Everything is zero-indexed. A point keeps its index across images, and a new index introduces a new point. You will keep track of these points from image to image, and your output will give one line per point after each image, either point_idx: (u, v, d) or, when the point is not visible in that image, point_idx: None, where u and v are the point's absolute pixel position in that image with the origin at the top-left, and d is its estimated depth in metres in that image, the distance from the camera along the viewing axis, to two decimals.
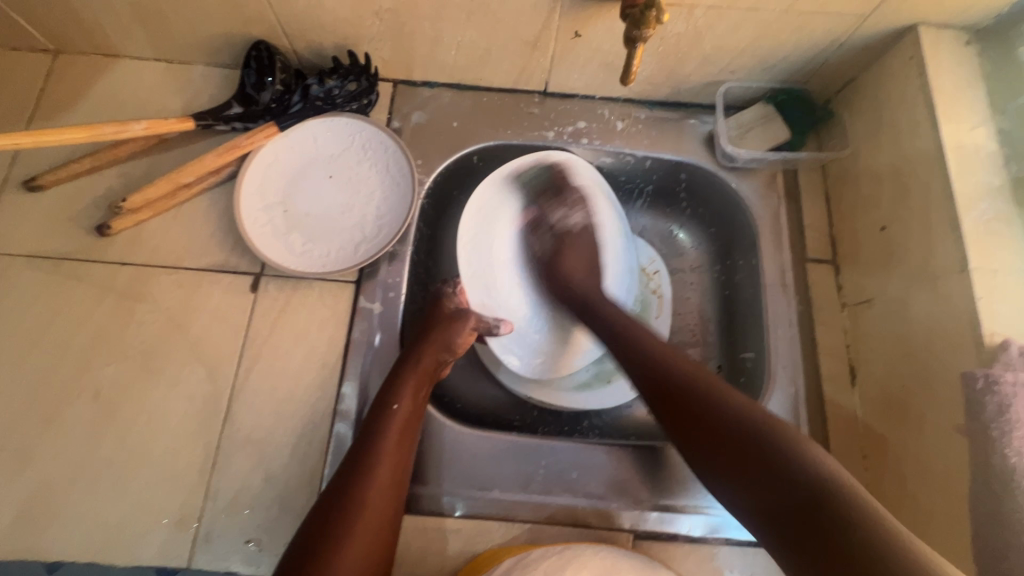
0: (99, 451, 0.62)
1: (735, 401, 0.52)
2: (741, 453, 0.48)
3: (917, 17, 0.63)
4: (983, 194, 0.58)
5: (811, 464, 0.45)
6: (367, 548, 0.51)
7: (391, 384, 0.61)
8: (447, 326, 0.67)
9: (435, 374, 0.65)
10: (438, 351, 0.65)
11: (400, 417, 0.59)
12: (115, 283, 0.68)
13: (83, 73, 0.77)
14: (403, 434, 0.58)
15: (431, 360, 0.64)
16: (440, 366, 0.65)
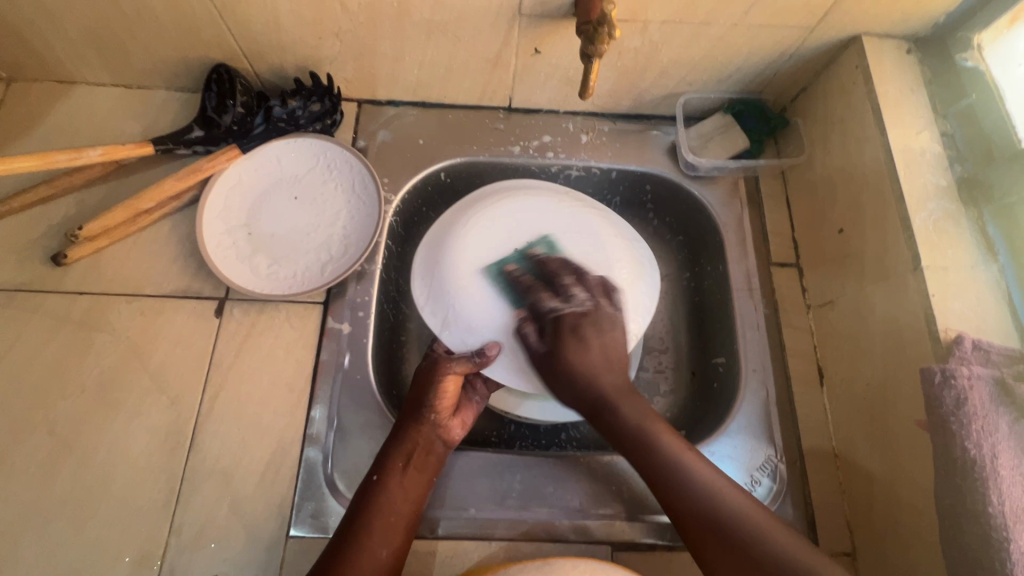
0: (54, 489, 0.59)
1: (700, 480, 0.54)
2: None
3: (860, 28, 0.65)
4: (931, 195, 0.60)
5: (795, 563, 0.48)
6: None
7: (378, 461, 0.59)
8: (430, 391, 0.63)
9: (428, 443, 0.61)
10: (425, 429, 0.61)
11: (388, 498, 0.57)
12: (72, 313, 0.66)
13: (39, 101, 0.75)
14: (391, 514, 0.56)
15: (417, 431, 0.61)
16: (433, 433, 0.62)
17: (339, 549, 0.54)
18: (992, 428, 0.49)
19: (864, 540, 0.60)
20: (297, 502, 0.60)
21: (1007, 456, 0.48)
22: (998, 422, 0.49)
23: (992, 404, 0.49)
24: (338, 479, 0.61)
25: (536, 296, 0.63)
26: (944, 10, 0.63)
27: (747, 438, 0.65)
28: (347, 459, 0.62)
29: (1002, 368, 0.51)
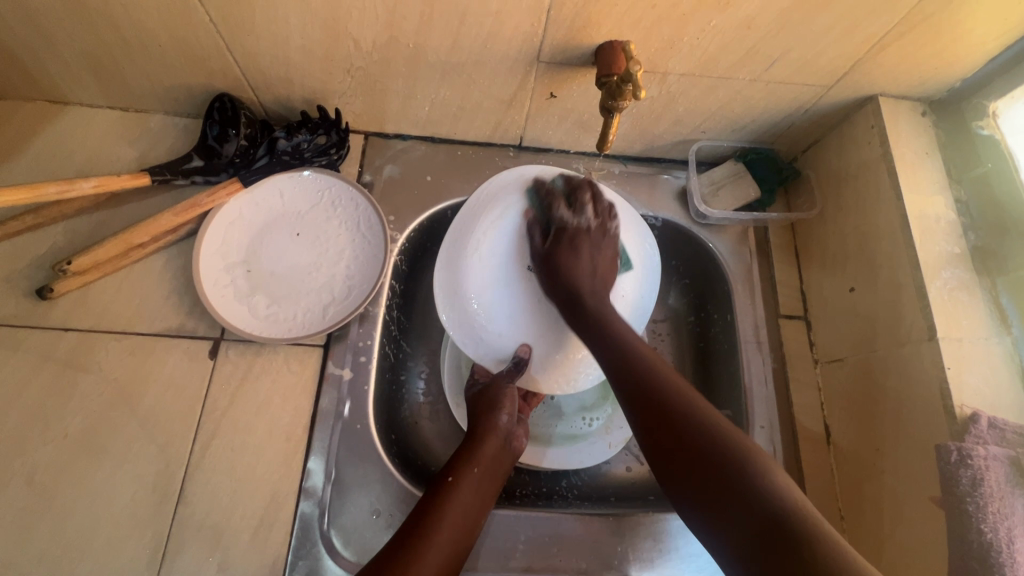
0: (31, 544, 0.56)
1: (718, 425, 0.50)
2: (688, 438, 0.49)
3: (877, 88, 0.65)
4: (945, 262, 0.59)
5: (777, 494, 0.44)
6: None
7: (452, 461, 0.61)
8: (499, 398, 0.65)
9: (503, 449, 0.63)
10: (499, 435, 0.63)
11: (458, 491, 0.58)
12: (56, 351, 0.62)
13: (29, 121, 0.72)
14: (463, 508, 0.57)
15: (492, 434, 0.63)
16: (506, 439, 0.64)
17: (393, 545, 0.53)
18: (1008, 510, 0.49)
19: None
20: (291, 561, 0.57)
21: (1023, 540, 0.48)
22: (1014, 504, 0.49)
23: (1008, 486, 0.49)
24: (334, 536, 0.59)
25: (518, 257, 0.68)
26: (962, 75, 0.63)
27: None
28: (345, 515, 0.60)
29: (1018, 448, 0.50)
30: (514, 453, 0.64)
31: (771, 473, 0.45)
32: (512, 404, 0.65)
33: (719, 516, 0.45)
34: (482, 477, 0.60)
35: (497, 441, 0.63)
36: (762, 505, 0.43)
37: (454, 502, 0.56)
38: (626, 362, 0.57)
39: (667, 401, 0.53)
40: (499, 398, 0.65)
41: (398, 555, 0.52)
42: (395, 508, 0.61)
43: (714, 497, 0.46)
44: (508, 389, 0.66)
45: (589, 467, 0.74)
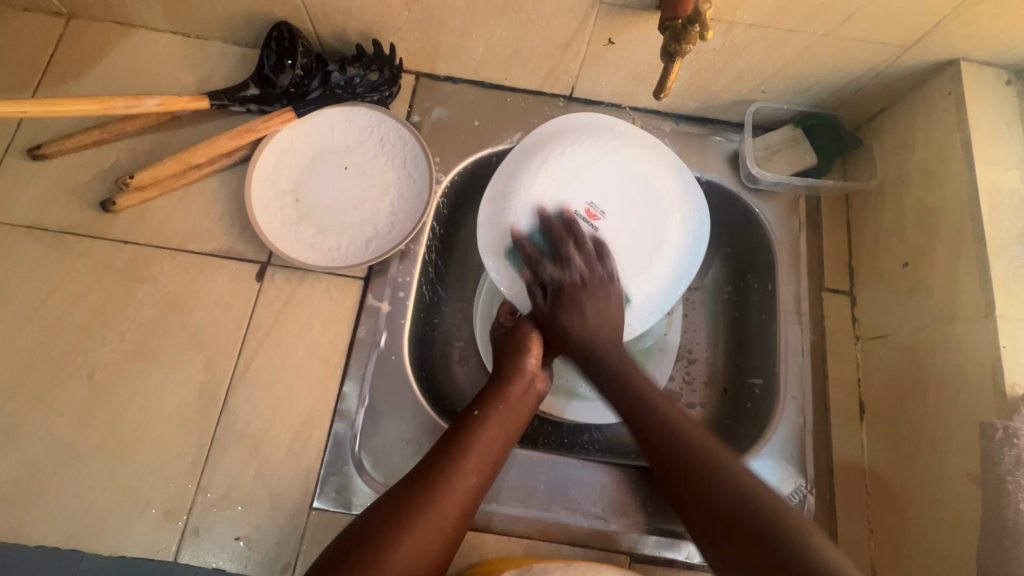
0: (89, 435, 0.60)
1: (737, 475, 0.51)
2: (724, 524, 0.50)
3: (960, 52, 0.61)
4: (1013, 239, 0.57)
5: (817, 556, 0.45)
6: (424, 541, 0.51)
7: (477, 398, 0.62)
8: (525, 343, 0.65)
9: (528, 393, 0.63)
10: (525, 378, 0.63)
11: (481, 427, 0.58)
12: (116, 261, 0.66)
13: (97, 41, 0.74)
14: (484, 445, 0.57)
15: (521, 378, 0.63)
16: (533, 384, 0.64)
17: (418, 473, 0.55)
18: None
19: None
20: (323, 476, 0.60)
21: None
22: None
23: None
24: (364, 457, 0.61)
25: (538, 264, 0.68)
26: None
27: (778, 462, 0.64)
28: (375, 439, 0.62)
29: None
30: (539, 396, 0.65)
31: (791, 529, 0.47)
32: (540, 348, 0.66)
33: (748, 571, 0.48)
34: (506, 416, 0.60)
35: (524, 383, 0.63)
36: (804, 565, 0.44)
37: (477, 437, 0.57)
38: (632, 392, 0.59)
39: (680, 449, 0.54)
40: (527, 341, 0.66)
41: (425, 481, 0.54)
42: (423, 437, 0.63)
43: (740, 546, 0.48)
44: (535, 334, 0.66)
45: (611, 423, 0.75)
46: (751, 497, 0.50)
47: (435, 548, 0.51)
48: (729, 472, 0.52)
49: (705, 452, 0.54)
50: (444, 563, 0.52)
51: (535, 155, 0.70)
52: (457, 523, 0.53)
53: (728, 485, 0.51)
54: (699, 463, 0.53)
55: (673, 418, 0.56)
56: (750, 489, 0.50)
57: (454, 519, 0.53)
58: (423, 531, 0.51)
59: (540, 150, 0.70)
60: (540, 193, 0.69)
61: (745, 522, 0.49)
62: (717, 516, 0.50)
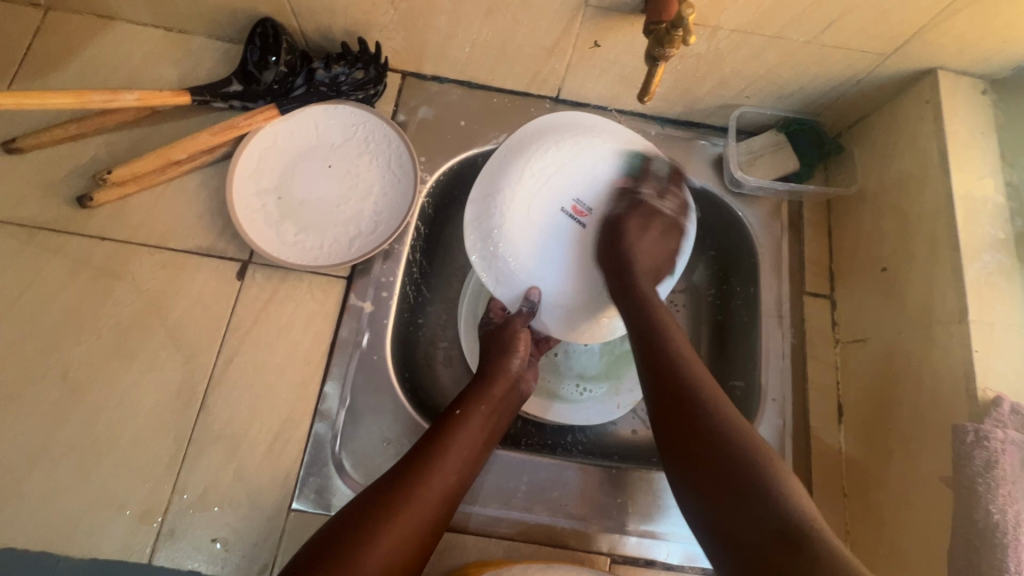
0: (62, 435, 0.59)
1: (747, 435, 0.48)
2: (713, 473, 0.47)
3: (938, 61, 0.63)
4: (986, 245, 0.58)
5: (787, 501, 0.43)
6: (400, 538, 0.50)
7: (461, 397, 0.62)
8: (510, 342, 0.65)
9: (512, 393, 0.64)
10: (509, 377, 0.64)
11: (463, 425, 0.58)
12: (93, 258, 0.65)
13: (76, 34, 0.73)
14: (465, 443, 0.57)
15: (506, 377, 0.63)
16: (517, 384, 0.64)
17: (401, 470, 0.54)
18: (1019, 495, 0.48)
19: None
20: (302, 477, 0.60)
21: None
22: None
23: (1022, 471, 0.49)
24: (345, 458, 0.61)
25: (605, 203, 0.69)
26: None
27: None
28: (356, 440, 0.62)
29: None
30: (523, 396, 0.65)
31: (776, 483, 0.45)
32: (526, 348, 0.66)
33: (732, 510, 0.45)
34: (490, 415, 0.61)
35: (508, 382, 0.63)
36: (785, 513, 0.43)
37: (458, 435, 0.57)
38: (659, 340, 0.56)
39: (673, 369, 0.54)
40: (513, 340, 0.65)
41: (408, 478, 0.53)
42: (404, 438, 0.63)
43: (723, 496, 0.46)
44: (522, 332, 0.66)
45: (594, 424, 0.75)
46: (738, 462, 0.46)
47: (414, 546, 0.51)
48: (724, 411, 0.50)
49: (706, 391, 0.51)
50: (422, 561, 0.52)
51: (519, 154, 0.69)
52: (436, 521, 0.53)
53: (724, 422, 0.49)
54: (699, 394, 0.51)
55: (691, 373, 0.53)
56: (750, 431, 0.48)
57: (432, 516, 0.53)
58: (403, 528, 0.50)
59: (522, 149, 0.69)
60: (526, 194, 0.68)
61: (753, 490, 0.45)
62: (694, 436, 0.49)
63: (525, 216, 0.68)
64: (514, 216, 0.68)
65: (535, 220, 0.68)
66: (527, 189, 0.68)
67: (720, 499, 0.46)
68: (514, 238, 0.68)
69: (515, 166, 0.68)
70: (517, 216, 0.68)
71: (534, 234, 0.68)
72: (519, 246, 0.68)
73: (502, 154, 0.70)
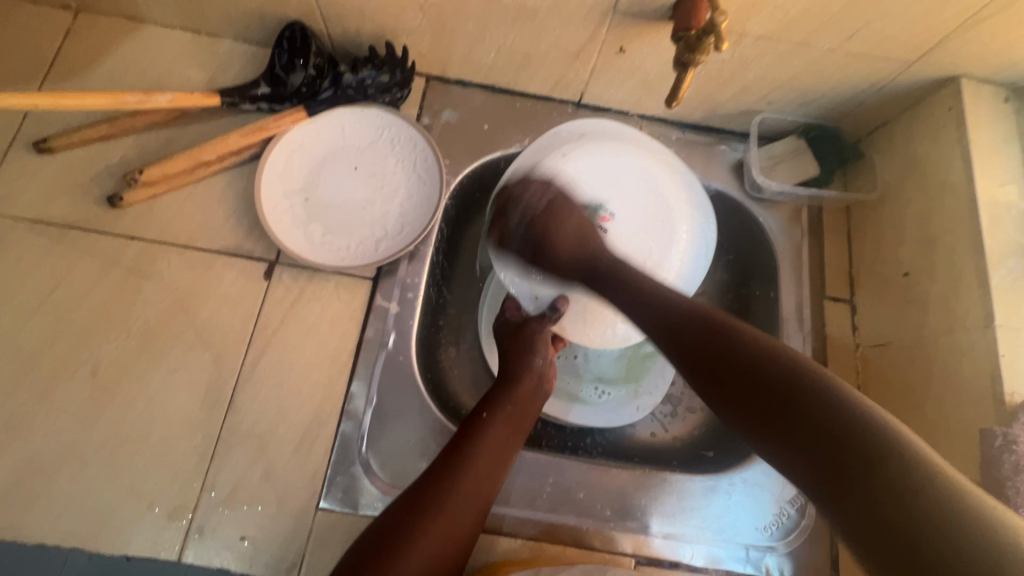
0: (92, 433, 0.59)
1: (762, 343, 0.47)
2: (753, 388, 0.45)
3: (961, 69, 0.63)
4: (1011, 251, 0.58)
5: (846, 407, 0.40)
6: (436, 544, 0.51)
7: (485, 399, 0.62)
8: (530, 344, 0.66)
9: (536, 394, 0.64)
10: (532, 377, 0.64)
11: (490, 428, 0.59)
12: (122, 258, 0.65)
13: (106, 36, 0.74)
14: (494, 446, 0.58)
15: (530, 379, 0.64)
16: (542, 384, 0.65)
17: (428, 480, 0.55)
18: None
19: None
20: (330, 476, 0.60)
21: None
22: None
23: None
24: (371, 457, 0.62)
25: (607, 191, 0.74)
26: None
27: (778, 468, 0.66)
28: (382, 440, 0.62)
29: None
30: (547, 395, 0.66)
31: (807, 376, 0.43)
32: (548, 348, 0.67)
33: (776, 422, 0.43)
34: (516, 416, 0.61)
35: (532, 382, 0.64)
36: (832, 418, 0.40)
37: (485, 438, 0.58)
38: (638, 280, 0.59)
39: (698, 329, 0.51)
40: (533, 342, 0.66)
41: (436, 487, 0.54)
42: (430, 438, 0.63)
43: (766, 407, 0.44)
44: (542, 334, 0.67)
45: (614, 426, 0.75)
46: (767, 366, 0.45)
47: (450, 551, 0.52)
48: (751, 339, 0.48)
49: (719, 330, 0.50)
50: (458, 565, 0.53)
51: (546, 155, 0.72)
52: (469, 528, 0.54)
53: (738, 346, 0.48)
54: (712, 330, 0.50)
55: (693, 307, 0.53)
56: (776, 350, 0.46)
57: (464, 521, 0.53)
58: (435, 536, 0.51)
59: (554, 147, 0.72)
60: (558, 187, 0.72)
61: (810, 415, 0.41)
62: (721, 360, 0.48)
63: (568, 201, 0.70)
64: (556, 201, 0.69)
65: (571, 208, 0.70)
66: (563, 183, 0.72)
67: (755, 404, 0.45)
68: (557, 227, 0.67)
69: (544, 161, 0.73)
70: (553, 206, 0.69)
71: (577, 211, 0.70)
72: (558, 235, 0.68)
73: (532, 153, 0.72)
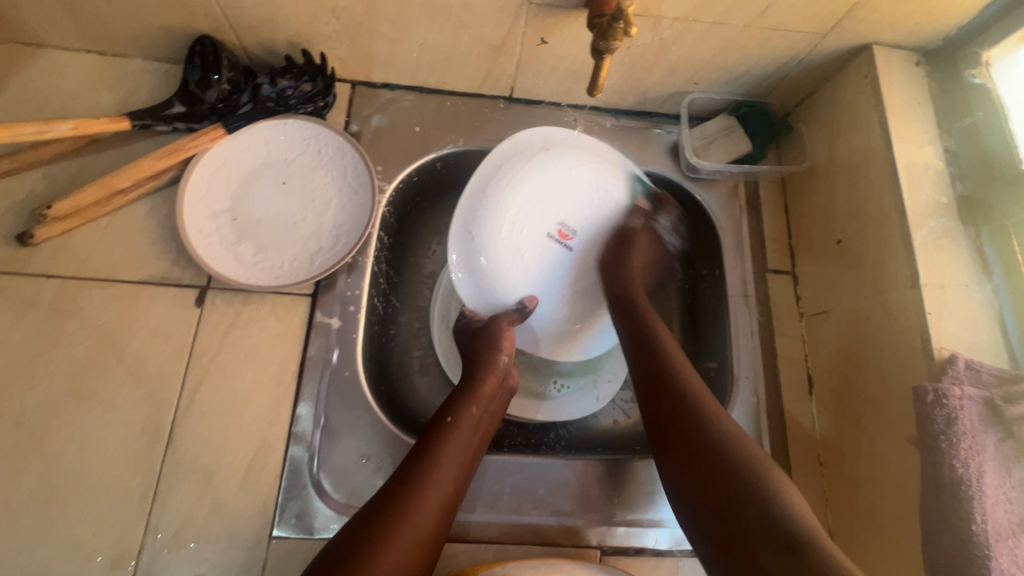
0: (20, 486, 0.56)
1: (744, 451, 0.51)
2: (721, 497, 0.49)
3: (872, 36, 0.65)
4: (932, 211, 0.60)
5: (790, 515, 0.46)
6: (405, 548, 0.50)
7: (446, 403, 0.61)
8: (491, 342, 0.64)
9: (499, 395, 0.63)
10: (495, 374, 0.63)
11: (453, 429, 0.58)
12: (39, 297, 0.62)
13: (3, 64, 0.69)
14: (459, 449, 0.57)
15: (493, 378, 0.63)
16: (503, 381, 0.64)
17: (396, 490, 0.53)
18: (979, 447, 0.50)
19: (845, 547, 0.62)
20: (281, 502, 0.58)
21: (993, 476, 0.50)
22: (985, 441, 0.50)
23: (980, 424, 0.50)
24: (324, 478, 0.60)
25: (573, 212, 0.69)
26: (958, 23, 0.63)
27: None
28: (334, 459, 0.61)
29: (992, 388, 0.52)
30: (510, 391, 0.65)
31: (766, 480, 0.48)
32: (511, 345, 0.65)
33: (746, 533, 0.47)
34: (480, 417, 0.60)
35: (495, 380, 0.63)
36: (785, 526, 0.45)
37: (447, 442, 0.57)
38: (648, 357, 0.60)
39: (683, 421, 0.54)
40: (499, 338, 0.64)
41: (404, 491, 0.52)
42: (384, 453, 0.62)
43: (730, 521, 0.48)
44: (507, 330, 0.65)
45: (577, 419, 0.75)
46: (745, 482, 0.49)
47: (416, 557, 0.50)
48: (716, 434, 0.52)
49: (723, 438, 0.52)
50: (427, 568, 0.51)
51: (494, 180, 0.67)
52: (437, 533, 0.53)
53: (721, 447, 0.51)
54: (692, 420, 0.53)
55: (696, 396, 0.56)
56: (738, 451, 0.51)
57: (430, 525, 0.52)
58: (401, 552, 0.49)
59: (503, 167, 0.68)
60: (515, 205, 0.67)
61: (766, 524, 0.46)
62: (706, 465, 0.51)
63: (519, 226, 0.68)
64: (503, 230, 0.67)
65: (520, 241, 0.68)
66: (515, 212, 0.67)
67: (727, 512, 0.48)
68: (507, 267, 0.68)
69: (495, 185, 0.68)
70: (505, 240, 0.67)
71: (522, 244, 0.68)
72: (507, 269, 0.68)
73: (481, 177, 0.68)
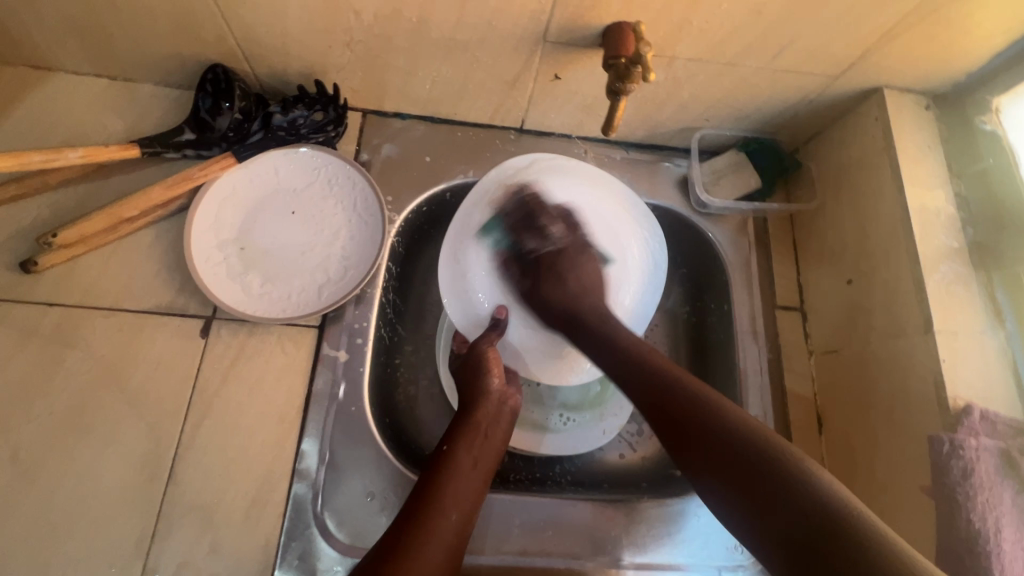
0: (15, 523, 0.54)
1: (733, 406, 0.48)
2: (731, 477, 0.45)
3: (883, 80, 0.65)
4: (944, 256, 0.60)
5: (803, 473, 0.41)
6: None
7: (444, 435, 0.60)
8: (481, 370, 0.63)
9: (499, 421, 0.62)
10: (492, 401, 0.62)
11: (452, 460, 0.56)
12: (40, 327, 0.60)
13: (11, 87, 0.69)
14: (462, 478, 0.56)
15: (490, 405, 0.62)
16: (503, 407, 0.63)
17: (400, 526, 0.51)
18: (996, 501, 0.50)
19: None
20: (283, 543, 0.57)
21: (1010, 530, 0.50)
22: (1002, 494, 0.50)
23: (997, 476, 0.51)
24: (327, 518, 0.59)
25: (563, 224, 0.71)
26: (968, 69, 0.63)
27: None
28: (338, 497, 0.60)
29: (1007, 439, 0.52)
30: (513, 416, 0.63)
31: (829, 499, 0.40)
32: (499, 368, 0.65)
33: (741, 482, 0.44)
34: (478, 445, 0.59)
35: (492, 406, 0.62)
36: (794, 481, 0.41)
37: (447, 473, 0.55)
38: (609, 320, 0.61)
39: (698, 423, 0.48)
40: (484, 363, 0.64)
41: (409, 526, 0.51)
42: (389, 491, 0.61)
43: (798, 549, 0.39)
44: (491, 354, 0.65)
45: (583, 452, 0.74)
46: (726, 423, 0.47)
47: None
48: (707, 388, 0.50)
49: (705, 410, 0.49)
50: None
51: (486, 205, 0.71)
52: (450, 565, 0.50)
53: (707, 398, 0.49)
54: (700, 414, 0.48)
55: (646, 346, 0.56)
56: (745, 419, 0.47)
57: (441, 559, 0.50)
58: None
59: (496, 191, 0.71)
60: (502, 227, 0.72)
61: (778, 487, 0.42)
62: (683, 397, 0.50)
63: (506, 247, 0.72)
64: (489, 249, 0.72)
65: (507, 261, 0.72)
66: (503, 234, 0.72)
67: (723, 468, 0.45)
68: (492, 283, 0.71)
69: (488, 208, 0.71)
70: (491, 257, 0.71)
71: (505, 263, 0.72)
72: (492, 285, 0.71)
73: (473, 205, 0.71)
